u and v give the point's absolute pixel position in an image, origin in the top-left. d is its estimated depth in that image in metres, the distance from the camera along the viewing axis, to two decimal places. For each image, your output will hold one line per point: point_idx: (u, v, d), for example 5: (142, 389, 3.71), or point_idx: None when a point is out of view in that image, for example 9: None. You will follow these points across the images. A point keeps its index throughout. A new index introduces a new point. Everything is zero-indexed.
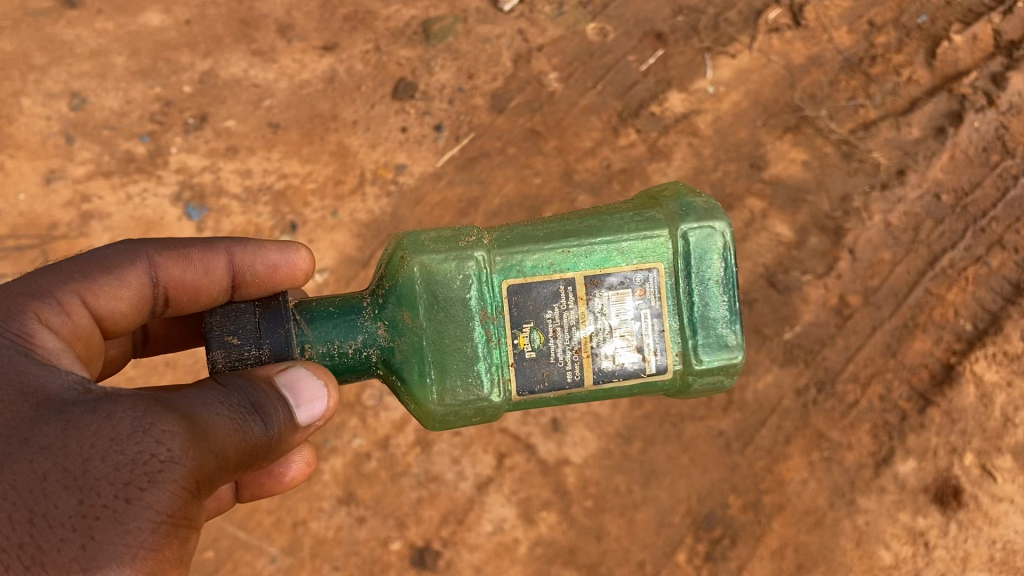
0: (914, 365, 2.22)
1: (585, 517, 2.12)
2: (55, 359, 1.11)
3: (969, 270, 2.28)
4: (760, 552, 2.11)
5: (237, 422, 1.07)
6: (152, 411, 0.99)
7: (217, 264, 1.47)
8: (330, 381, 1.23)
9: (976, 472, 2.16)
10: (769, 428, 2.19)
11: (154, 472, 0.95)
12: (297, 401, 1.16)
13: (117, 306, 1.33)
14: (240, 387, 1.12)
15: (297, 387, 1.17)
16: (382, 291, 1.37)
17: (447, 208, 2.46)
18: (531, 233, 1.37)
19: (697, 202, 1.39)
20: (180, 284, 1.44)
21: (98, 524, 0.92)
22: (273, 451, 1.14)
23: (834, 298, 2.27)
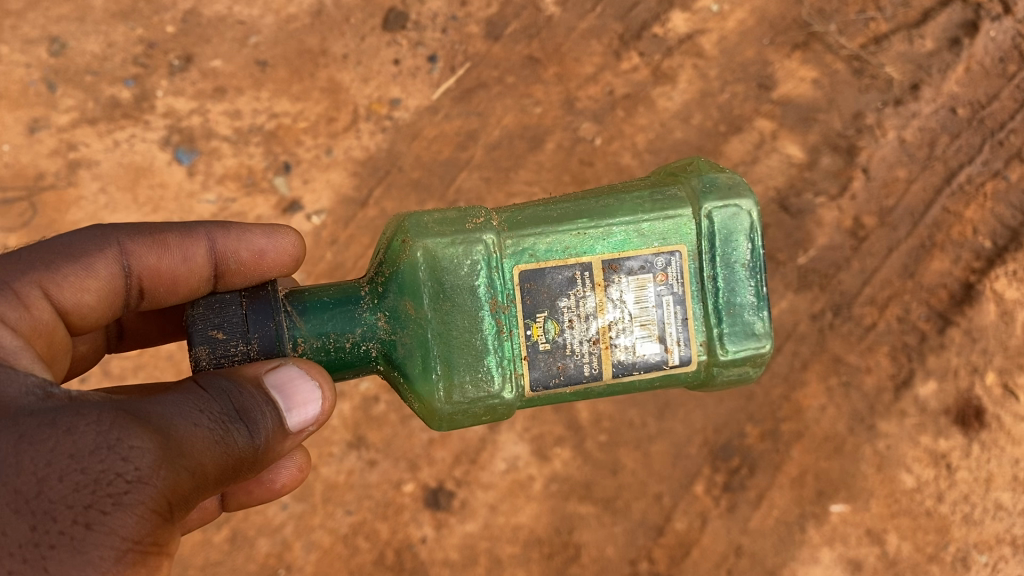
0: (932, 285, 2.16)
1: (599, 452, 2.02)
2: (14, 360, 1.09)
3: (987, 186, 2.21)
4: (780, 480, 2.01)
5: (219, 431, 1.02)
6: (118, 425, 0.93)
7: (197, 251, 1.39)
8: (322, 382, 1.18)
9: (998, 392, 2.08)
10: (785, 354, 2.13)
11: (119, 494, 0.90)
12: (287, 405, 1.11)
13: (82, 299, 1.30)
14: (223, 391, 1.06)
15: (287, 391, 1.12)
16: (381, 279, 1.29)
17: (445, 141, 2.38)
18: (543, 214, 1.30)
19: (720, 178, 1.33)
20: (158, 273, 1.38)
21: (53, 554, 0.87)
22: (261, 463, 1.09)
23: (849, 220, 2.21)
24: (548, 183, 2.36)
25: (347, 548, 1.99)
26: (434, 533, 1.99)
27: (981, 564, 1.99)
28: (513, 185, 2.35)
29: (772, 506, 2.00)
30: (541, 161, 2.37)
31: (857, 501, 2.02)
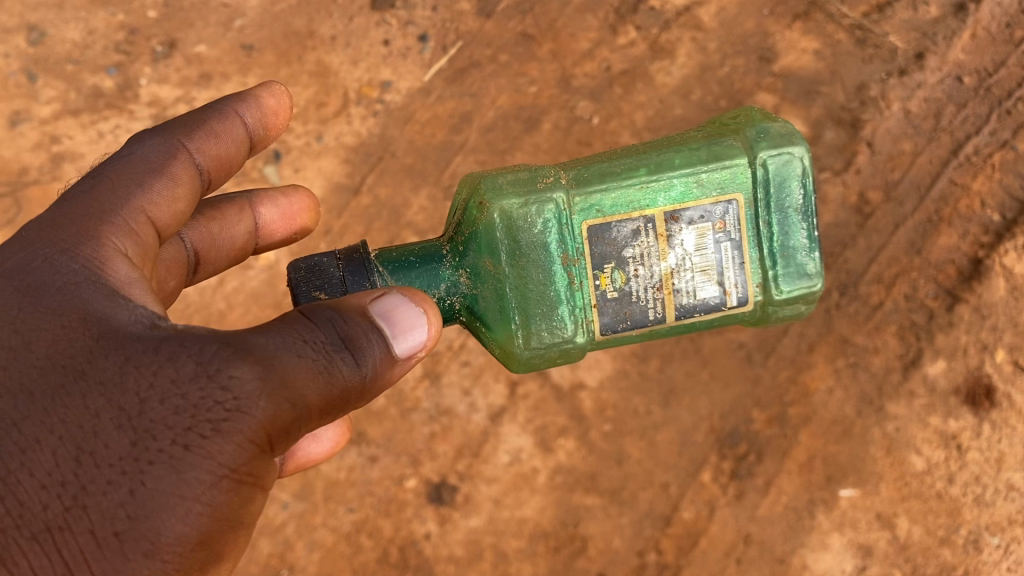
0: (939, 261, 2.12)
1: (604, 442, 1.99)
2: (127, 289, 1.09)
3: (995, 156, 2.15)
4: (788, 466, 1.98)
5: (323, 363, 1.03)
6: (221, 356, 1.00)
7: (237, 130, 1.48)
8: (431, 310, 1.17)
9: (1008, 369, 2.03)
10: (791, 337, 2.06)
11: (217, 421, 0.97)
12: (394, 332, 1.11)
13: (178, 208, 1.29)
14: (328, 321, 1.06)
15: (392, 319, 1.12)
16: (461, 239, 1.37)
17: (438, 124, 2.32)
18: (607, 170, 1.37)
19: (773, 126, 1.38)
20: (217, 166, 1.43)
21: (151, 470, 0.96)
22: (366, 394, 1.09)
23: (854, 196, 2.19)
24: (544, 165, 2.30)
25: (350, 546, 1.97)
26: (438, 529, 1.97)
27: (994, 547, 1.94)
28: (509, 168, 2.30)
29: (780, 493, 1.96)
30: (537, 142, 2.31)
31: (866, 485, 1.98)
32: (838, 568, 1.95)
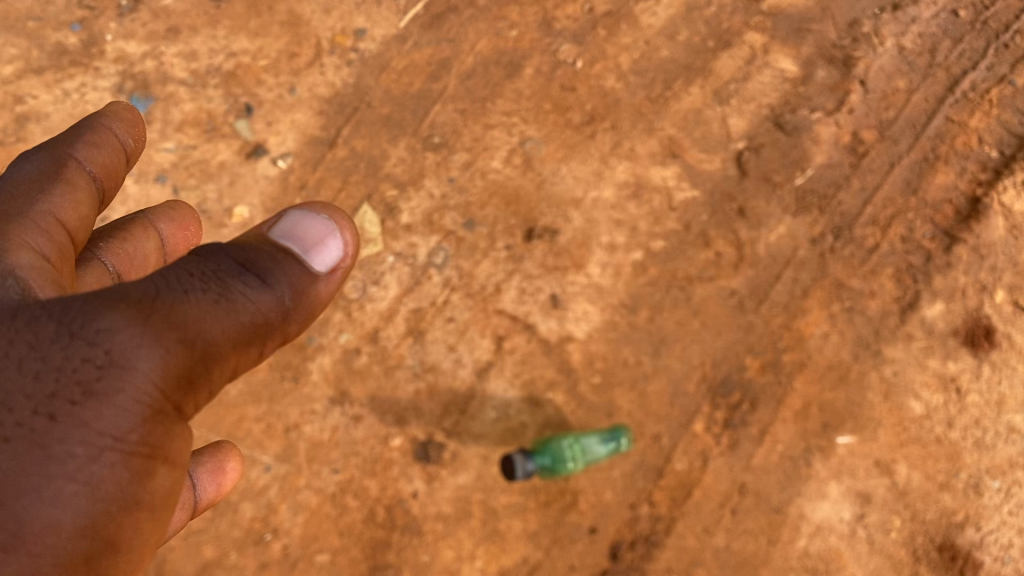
0: (936, 202, 2.08)
1: (594, 396, 1.94)
2: (22, 268, 0.99)
3: (993, 91, 2.19)
4: (783, 415, 1.91)
5: (217, 297, 0.95)
6: (87, 312, 0.90)
7: (111, 139, 1.26)
8: (342, 217, 1.08)
9: (1008, 310, 2.00)
10: (784, 283, 2.03)
11: (89, 382, 0.88)
12: (304, 247, 1.04)
13: (83, 212, 1.16)
14: (224, 250, 1.00)
15: (298, 234, 1.05)
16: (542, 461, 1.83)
17: (417, 73, 2.23)
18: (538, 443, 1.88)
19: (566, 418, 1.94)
20: (107, 173, 1.24)
21: (8, 448, 0.85)
22: (285, 324, 1.02)
23: (847, 136, 2.15)
24: (527, 112, 2.20)
25: (336, 507, 1.87)
26: (425, 487, 1.88)
27: (994, 490, 1.87)
28: (491, 116, 2.19)
29: (776, 441, 1.89)
30: (519, 88, 2.22)
31: (864, 431, 1.89)
32: (836, 518, 1.84)
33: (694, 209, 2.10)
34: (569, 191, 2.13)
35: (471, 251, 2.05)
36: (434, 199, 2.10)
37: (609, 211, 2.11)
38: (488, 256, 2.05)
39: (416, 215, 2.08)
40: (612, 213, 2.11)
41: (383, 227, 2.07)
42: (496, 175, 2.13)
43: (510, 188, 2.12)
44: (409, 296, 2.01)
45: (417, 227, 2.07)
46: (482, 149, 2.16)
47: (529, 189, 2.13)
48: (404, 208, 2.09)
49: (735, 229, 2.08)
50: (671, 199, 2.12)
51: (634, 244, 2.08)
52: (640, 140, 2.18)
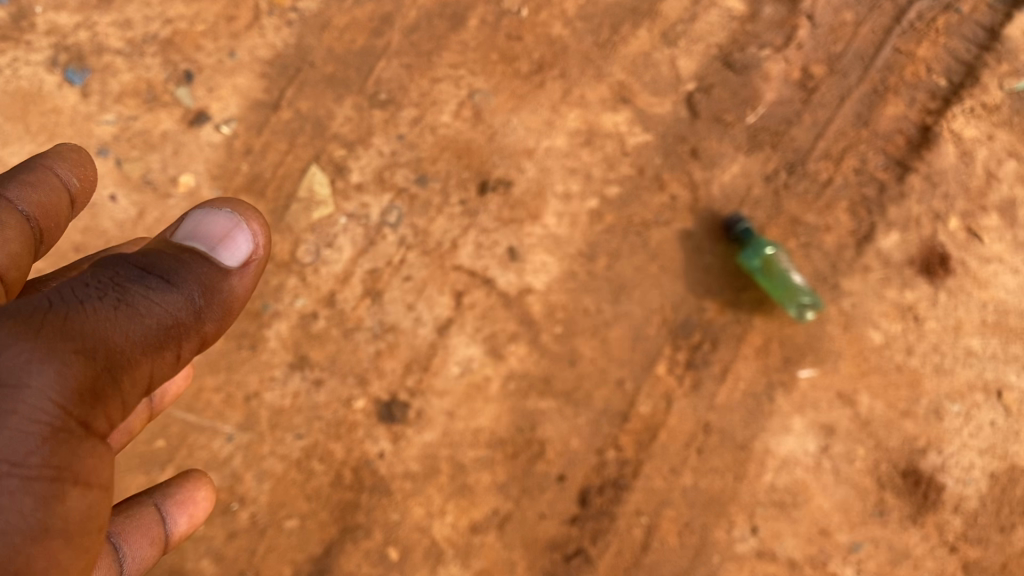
0: (888, 133, 2.08)
1: (556, 345, 1.93)
2: None
3: (939, 21, 2.17)
4: (743, 352, 1.91)
5: (123, 305, 0.97)
6: None
7: (51, 180, 1.29)
8: (249, 211, 1.13)
9: (963, 236, 2.00)
10: (739, 223, 2.03)
11: None
12: (210, 245, 1.08)
13: (14, 249, 1.21)
14: (123, 257, 1.01)
15: (202, 232, 1.09)
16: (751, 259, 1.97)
17: (358, 29, 2.19)
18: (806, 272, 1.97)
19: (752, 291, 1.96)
20: (44, 213, 1.27)
21: None
22: (196, 326, 1.04)
23: (797, 72, 2.14)
24: (474, 64, 2.17)
25: (302, 472, 1.85)
26: (391, 447, 1.86)
27: (955, 414, 1.86)
28: (437, 69, 2.16)
29: (737, 379, 1.90)
30: (464, 40, 2.19)
31: (825, 363, 1.90)
32: (801, 451, 1.84)
33: (646, 152, 2.10)
34: (521, 142, 2.10)
35: (425, 208, 2.03)
36: (383, 157, 2.07)
37: (562, 160, 2.09)
38: (442, 212, 2.02)
39: (367, 175, 2.05)
40: (565, 161, 2.09)
41: (333, 187, 2.05)
42: (446, 129, 2.10)
43: (460, 141, 2.09)
44: (365, 257, 1.98)
45: (368, 185, 2.04)
46: (431, 104, 2.12)
47: (480, 141, 2.10)
48: (354, 166, 2.06)
49: (688, 170, 2.08)
50: (624, 144, 2.11)
51: (589, 192, 2.06)
52: (590, 86, 2.15)
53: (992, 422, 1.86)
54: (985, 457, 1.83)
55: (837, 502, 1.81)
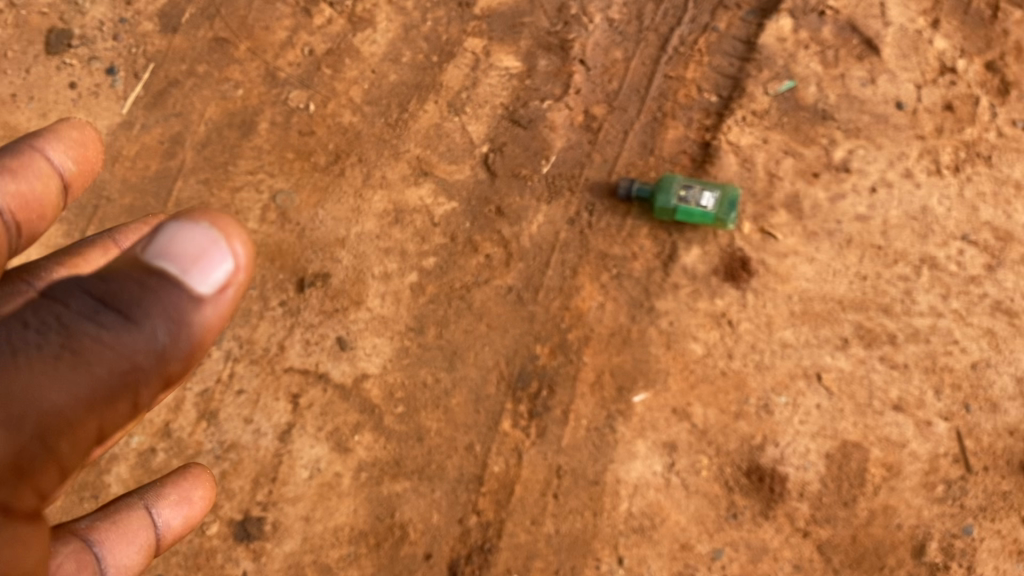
0: (672, 156, 2.23)
1: (398, 425, 1.95)
2: None
3: (700, 41, 2.32)
4: (580, 391, 1.98)
5: (82, 353, 1.11)
6: None
7: (39, 165, 1.34)
8: (229, 224, 1.11)
9: (757, 238, 2.11)
10: (554, 267, 2.10)
11: None
12: (182, 268, 1.11)
13: None
14: (91, 295, 1.13)
15: (177, 251, 1.10)
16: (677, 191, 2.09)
17: (151, 154, 2.25)
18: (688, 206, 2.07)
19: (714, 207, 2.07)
20: (21, 202, 1.30)
21: None
22: (154, 360, 1.14)
23: (580, 116, 2.27)
24: (271, 166, 2.23)
25: None
26: (254, 565, 1.88)
27: (783, 406, 1.95)
28: (236, 178, 2.22)
29: (579, 418, 1.96)
30: (258, 145, 2.25)
31: (656, 385, 1.98)
32: (649, 473, 1.91)
33: (454, 219, 2.16)
34: (331, 233, 2.14)
35: (246, 317, 2.06)
36: None
37: (374, 242, 2.13)
38: (264, 316, 2.06)
39: None
40: (378, 243, 2.13)
41: None
42: (254, 235, 2.15)
43: (270, 245, 2.14)
44: (194, 379, 1.99)
45: None
46: (234, 213, 2.18)
47: (290, 241, 2.14)
48: None
49: (498, 229, 2.14)
50: (432, 216, 2.16)
51: (406, 268, 2.10)
52: (389, 167, 2.22)
53: (818, 405, 1.94)
54: (817, 440, 1.91)
55: (691, 515, 1.88)
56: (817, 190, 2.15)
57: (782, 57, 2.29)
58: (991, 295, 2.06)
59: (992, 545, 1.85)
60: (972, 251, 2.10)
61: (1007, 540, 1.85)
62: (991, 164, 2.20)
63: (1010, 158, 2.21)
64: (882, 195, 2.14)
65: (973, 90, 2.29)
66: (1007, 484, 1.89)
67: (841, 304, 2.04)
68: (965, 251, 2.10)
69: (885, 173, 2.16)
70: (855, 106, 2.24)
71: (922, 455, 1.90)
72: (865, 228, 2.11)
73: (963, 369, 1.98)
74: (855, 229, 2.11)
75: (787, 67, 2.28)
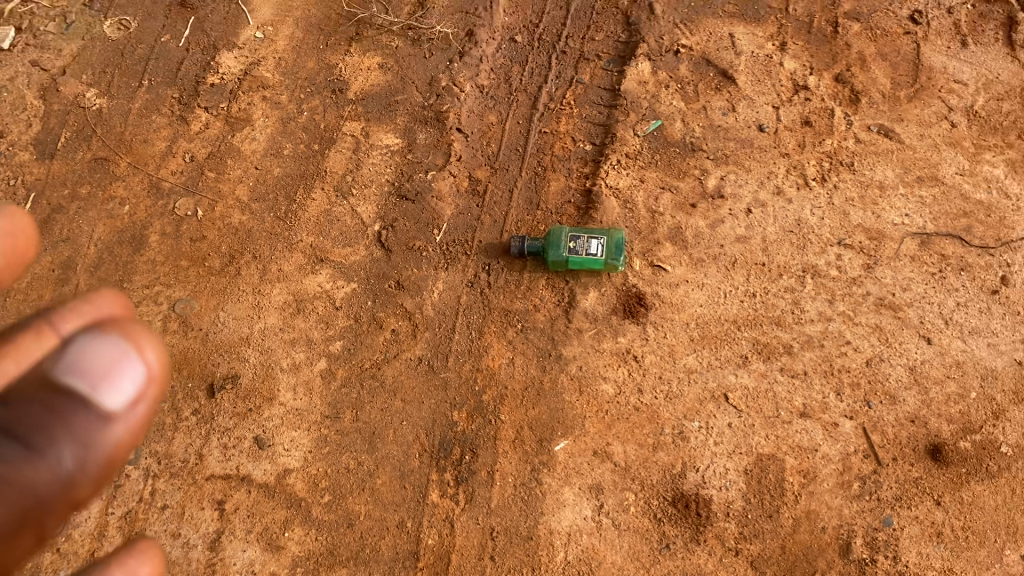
0: (558, 207, 2.30)
1: (327, 515, 1.95)
2: None
3: (568, 95, 2.48)
4: (502, 449, 2.00)
5: None
6: None
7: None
8: (138, 334, 0.89)
9: (649, 272, 2.19)
10: (460, 331, 2.14)
11: None
12: (90, 383, 0.83)
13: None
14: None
15: (82, 364, 0.83)
16: (566, 241, 2.13)
17: (43, 284, 2.21)
18: (579, 254, 2.12)
19: (603, 252, 2.12)
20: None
21: None
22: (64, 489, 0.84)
23: (464, 182, 2.35)
24: (166, 277, 2.23)
25: None
26: None
27: (697, 430, 2.01)
28: (133, 294, 2.21)
29: (505, 475, 1.98)
30: (151, 258, 2.26)
31: (574, 431, 2.02)
32: (580, 518, 1.93)
33: (356, 300, 2.19)
34: (235, 333, 2.15)
35: (160, 431, 2.05)
36: None
37: (279, 336, 2.15)
38: (179, 428, 2.05)
39: None
40: (283, 335, 2.15)
41: None
42: None
43: (175, 355, 2.13)
44: (114, 504, 1.96)
45: None
46: None
47: (195, 348, 2.14)
48: None
49: (400, 302, 2.18)
50: (333, 300, 2.19)
51: (314, 356, 2.12)
52: (285, 259, 2.25)
53: (730, 424, 2.01)
54: (734, 459, 1.98)
55: (626, 553, 1.89)
56: (697, 220, 2.26)
57: (646, 98, 2.44)
58: (873, 292, 2.17)
59: (913, 532, 1.90)
60: (849, 254, 2.21)
61: (926, 524, 1.91)
62: (854, 169, 2.34)
63: (871, 161, 2.35)
64: (758, 215, 2.26)
65: (827, 103, 2.45)
66: (917, 471, 1.97)
67: (736, 324, 2.12)
68: (843, 255, 2.21)
69: (757, 194, 2.29)
70: (720, 135, 2.38)
71: (834, 456, 1.98)
72: (747, 248, 2.22)
73: (859, 367, 2.08)
74: (738, 250, 2.21)
75: (651, 107, 2.43)
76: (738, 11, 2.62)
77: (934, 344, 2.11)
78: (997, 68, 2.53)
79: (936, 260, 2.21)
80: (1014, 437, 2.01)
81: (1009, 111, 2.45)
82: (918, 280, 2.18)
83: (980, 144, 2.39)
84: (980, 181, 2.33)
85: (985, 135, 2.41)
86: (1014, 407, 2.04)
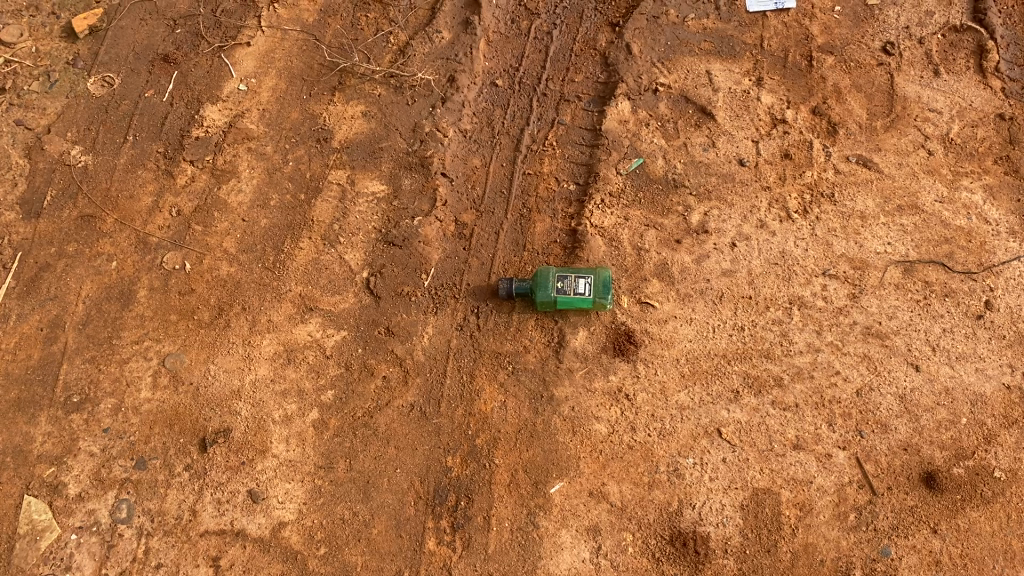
0: (545, 247, 2.32)
1: (324, 567, 1.94)
2: None
3: (550, 137, 2.51)
4: (497, 493, 2.00)
5: None
6: None
7: None
8: None
9: (637, 309, 2.20)
10: (451, 376, 2.14)
11: None
12: None
13: None
14: None
15: None
16: (553, 283, 2.12)
17: (30, 343, 2.21)
18: (567, 294, 2.12)
19: (591, 291, 2.12)
20: None
21: None
22: None
23: (451, 226, 2.37)
24: (155, 331, 2.23)
25: None
26: None
27: (691, 467, 2.01)
28: (121, 351, 2.20)
29: (501, 520, 1.97)
30: (139, 313, 2.26)
31: (568, 472, 2.01)
32: (578, 561, 1.92)
33: (346, 348, 2.19)
34: (226, 385, 2.15)
35: (152, 488, 2.03)
36: (94, 457, 2.06)
37: (271, 387, 2.14)
38: (171, 485, 2.03)
39: (83, 481, 2.03)
40: (274, 387, 2.14)
41: (53, 508, 2.00)
42: (149, 404, 2.13)
43: (166, 410, 2.12)
44: (108, 564, 1.95)
45: (88, 491, 2.02)
46: (125, 387, 2.15)
47: (186, 402, 2.13)
48: (69, 479, 2.03)
49: (390, 349, 2.18)
50: (324, 349, 2.20)
51: (306, 407, 2.12)
52: (274, 309, 2.25)
53: (724, 459, 2.02)
54: (730, 494, 1.98)
55: None
56: (683, 255, 2.27)
57: (627, 137, 2.47)
58: (860, 322, 2.18)
59: (912, 561, 1.91)
60: (834, 284, 2.23)
61: (924, 553, 1.92)
62: (835, 201, 2.36)
63: (851, 192, 2.38)
64: (742, 249, 2.28)
65: (805, 135, 2.48)
66: (912, 499, 1.98)
67: (726, 358, 2.14)
68: (829, 285, 2.23)
69: (741, 228, 2.31)
70: (702, 171, 2.41)
71: (829, 488, 1.99)
72: (733, 281, 2.23)
73: (850, 397, 2.09)
74: (724, 284, 2.23)
75: (632, 146, 2.46)
76: (714, 47, 2.65)
77: (923, 370, 2.13)
78: (971, 95, 2.57)
79: (921, 288, 2.23)
80: (1006, 462, 2.02)
81: (984, 137, 2.50)
82: (903, 308, 2.20)
83: (958, 171, 2.43)
84: (959, 207, 2.37)
85: (961, 162, 2.45)
86: (1005, 431, 2.06)
